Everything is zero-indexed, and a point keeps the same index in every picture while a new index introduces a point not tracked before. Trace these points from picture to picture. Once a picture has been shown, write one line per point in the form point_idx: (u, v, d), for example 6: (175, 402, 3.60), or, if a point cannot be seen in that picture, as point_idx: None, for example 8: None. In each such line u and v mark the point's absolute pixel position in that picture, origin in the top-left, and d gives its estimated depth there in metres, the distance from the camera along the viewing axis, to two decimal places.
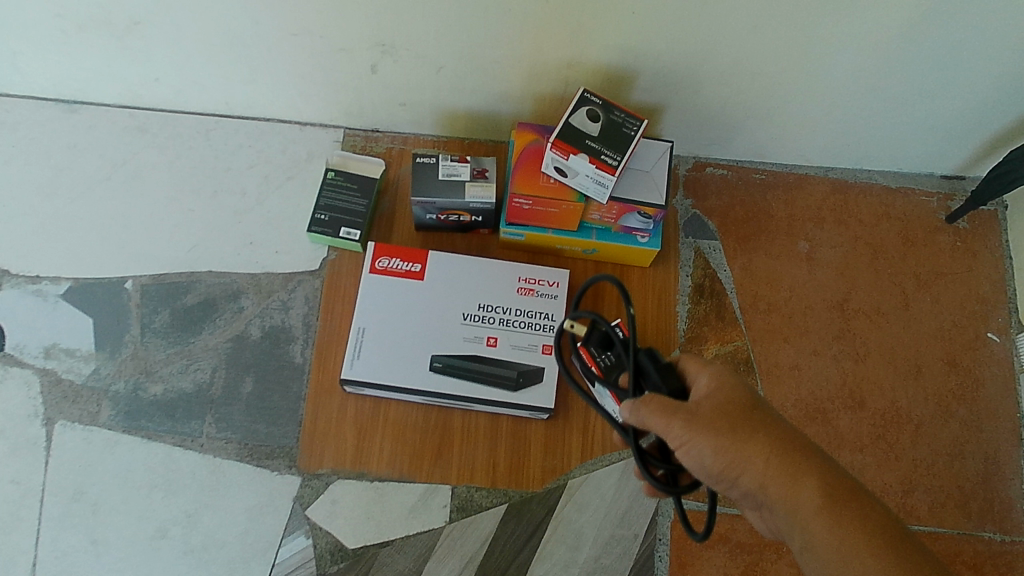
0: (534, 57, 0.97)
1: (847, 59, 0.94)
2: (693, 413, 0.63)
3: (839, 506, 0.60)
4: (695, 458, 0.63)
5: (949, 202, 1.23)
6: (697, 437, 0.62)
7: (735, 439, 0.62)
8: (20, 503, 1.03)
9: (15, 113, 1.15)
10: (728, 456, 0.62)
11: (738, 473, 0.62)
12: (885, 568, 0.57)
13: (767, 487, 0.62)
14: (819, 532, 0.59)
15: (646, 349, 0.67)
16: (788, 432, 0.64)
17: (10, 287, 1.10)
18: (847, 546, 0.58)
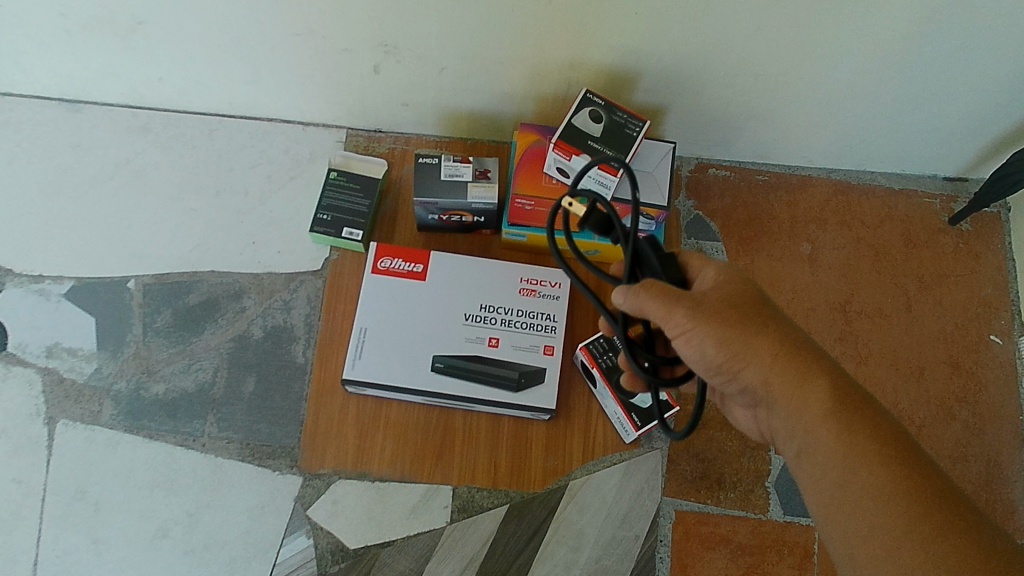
0: (536, 58, 0.97)
1: (850, 60, 0.94)
2: (699, 303, 0.67)
3: (840, 406, 0.65)
4: (695, 348, 0.67)
5: (952, 204, 1.23)
6: (702, 327, 0.66)
7: (742, 335, 0.67)
8: (22, 502, 1.04)
9: (18, 113, 1.15)
10: (730, 349, 0.67)
11: (741, 366, 0.68)
12: (876, 465, 0.62)
13: (769, 381, 0.67)
14: (819, 428, 0.65)
15: (647, 234, 0.67)
16: (795, 332, 0.69)
17: (12, 286, 1.10)
18: (843, 443, 0.64)
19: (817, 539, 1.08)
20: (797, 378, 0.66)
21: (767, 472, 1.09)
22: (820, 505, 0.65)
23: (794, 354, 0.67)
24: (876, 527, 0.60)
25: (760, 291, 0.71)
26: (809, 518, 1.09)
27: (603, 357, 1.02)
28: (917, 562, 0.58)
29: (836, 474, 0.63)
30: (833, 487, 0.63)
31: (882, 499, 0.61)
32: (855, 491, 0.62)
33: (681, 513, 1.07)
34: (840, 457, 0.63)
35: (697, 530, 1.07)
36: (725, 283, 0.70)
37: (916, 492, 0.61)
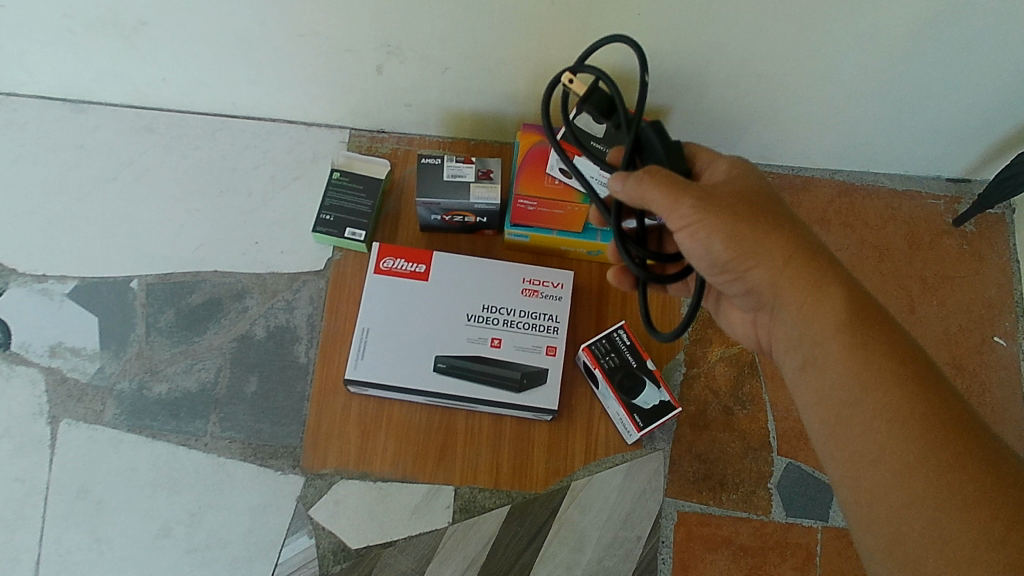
0: (539, 58, 0.97)
1: (853, 61, 0.93)
2: (706, 196, 0.65)
3: (854, 319, 0.62)
4: (700, 242, 0.65)
5: (956, 205, 1.23)
6: (707, 219, 0.64)
7: (753, 233, 0.65)
8: (25, 501, 1.04)
9: (22, 113, 1.15)
10: (737, 247, 0.65)
11: (747, 265, 0.66)
12: (895, 388, 0.59)
13: (777, 283, 0.65)
14: (830, 341, 0.62)
15: (652, 123, 0.65)
16: (810, 238, 0.66)
17: (16, 286, 1.11)
18: (858, 364, 0.61)
19: (819, 541, 1.08)
20: (809, 285, 0.64)
21: (770, 474, 1.09)
22: (824, 422, 0.63)
23: (808, 260, 0.65)
24: (885, 448, 0.58)
25: (775, 194, 0.68)
26: (811, 519, 1.08)
27: (606, 357, 1.02)
28: (926, 485, 0.55)
29: (846, 392, 0.61)
30: (841, 405, 0.61)
31: (893, 419, 0.58)
32: (865, 411, 0.59)
33: (683, 514, 1.07)
34: (850, 374, 0.61)
35: (700, 531, 1.07)
36: (738, 179, 0.67)
37: (931, 414, 0.57)
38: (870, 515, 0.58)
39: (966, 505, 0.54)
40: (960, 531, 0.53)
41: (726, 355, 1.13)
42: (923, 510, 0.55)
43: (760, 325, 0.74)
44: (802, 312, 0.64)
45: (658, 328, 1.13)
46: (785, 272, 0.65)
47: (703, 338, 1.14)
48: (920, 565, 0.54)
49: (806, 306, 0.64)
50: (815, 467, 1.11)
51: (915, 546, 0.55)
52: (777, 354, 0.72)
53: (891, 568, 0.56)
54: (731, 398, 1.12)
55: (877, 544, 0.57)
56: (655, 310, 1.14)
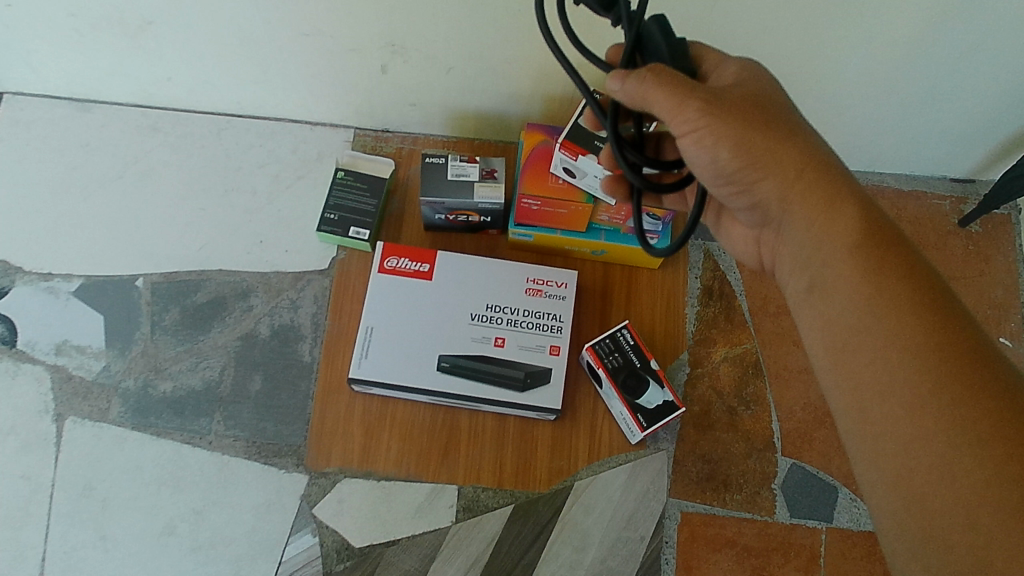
0: (544, 58, 0.97)
1: (858, 61, 0.93)
2: (714, 99, 0.58)
3: (870, 242, 0.58)
4: (706, 150, 0.60)
5: (961, 206, 1.22)
6: (715, 125, 0.58)
7: (765, 142, 0.60)
8: (30, 498, 1.04)
9: (29, 111, 1.16)
10: (746, 159, 0.60)
11: (756, 177, 0.61)
12: (907, 314, 0.55)
13: (787, 198, 0.62)
14: (842, 264, 0.59)
15: (656, 17, 0.56)
16: (825, 151, 0.61)
17: (22, 284, 1.11)
18: (869, 286, 0.57)
19: (823, 542, 1.07)
20: (822, 204, 0.60)
21: (774, 474, 1.09)
22: (830, 350, 0.59)
23: (822, 175, 0.60)
24: (896, 378, 0.54)
25: (788, 99, 0.62)
26: (815, 520, 1.08)
27: (610, 357, 1.02)
28: (939, 420, 0.52)
29: (856, 319, 0.57)
30: (850, 332, 0.58)
31: (907, 349, 0.54)
32: (877, 338, 0.56)
33: (687, 514, 1.07)
34: (863, 300, 0.57)
35: (703, 531, 1.06)
36: (750, 81, 0.61)
37: (947, 345, 0.53)
38: (874, 448, 0.55)
39: (979, 443, 0.50)
40: (971, 470, 0.50)
41: (730, 356, 1.13)
42: (932, 448, 0.51)
43: (763, 242, 0.70)
44: (814, 233, 0.61)
45: (662, 328, 1.13)
46: (796, 188, 0.61)
47: (707, 338, 1.14)
48: (925, 503, 0.51)
49: (818, 228, 0.61)
50: (819, 468, 1.10)
51: (922, 484, 0.52)
52: (779, 275, 0.68)
53: (893, 506, 0.53)
54: (735, 399, 1.11)
55: (879, 480, 0.54)
56: (659, 310, 1.14)
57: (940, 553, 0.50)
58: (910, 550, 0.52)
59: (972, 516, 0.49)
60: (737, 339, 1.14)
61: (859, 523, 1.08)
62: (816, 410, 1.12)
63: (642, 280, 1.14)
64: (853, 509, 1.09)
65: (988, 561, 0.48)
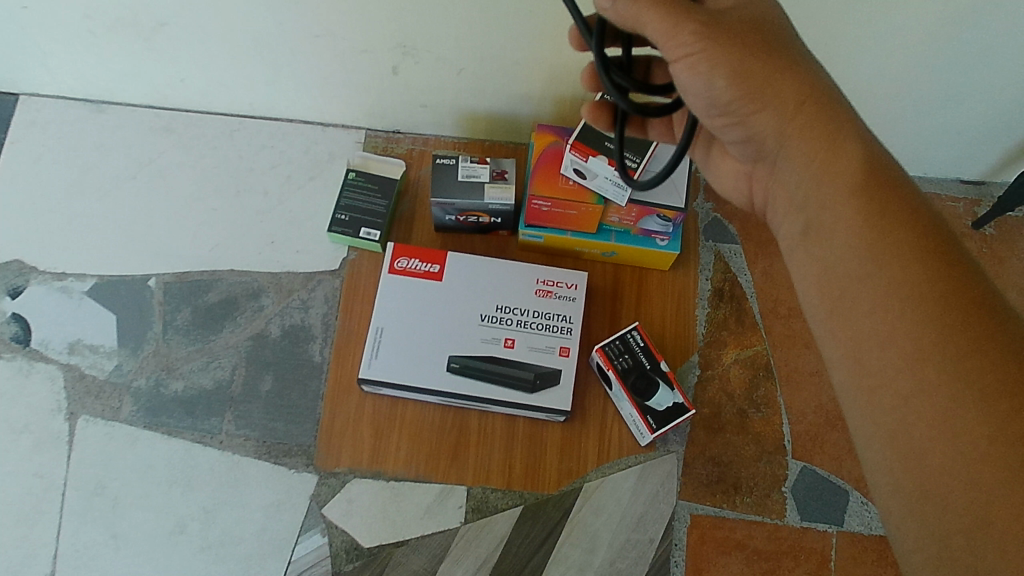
0: (555, 59, 0.97)
1: (872, 62, 0.93)
2: (711, 22, 0.57)
3: (872, 185, 0.56)
4: (701, 77, 0.58)
5: (975, 208, 1.22)
6: (712, 48, 0.57)
7: (764, 71, 0.58)
8: (42, 496, 1.05)
9: (45, 113, 1.17)
10: (741, 88, 0.58)
11: (753, 107, 0.59)
12: (909, 256, 0.53)
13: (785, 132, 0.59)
14: (842, 206, 0.56)
15: None
16: (827, 85, 0.59)
17: (36, 284, 1.12)
18: (870, 228, 0.55)
19: (834, 545, 1.07)
20: (821, 143, 0.58)
21: (784, 477, 1.09)
22: (825, 297, 0.57)
23: (823, 111, 0.58)
24: (896, 326, 0.52)
25: (789, 28, 0.60)
26: (826, 524, 1.08)
27: (619, 359, 1.02)
28: (943, 371, 0.49)
29: (855, 265, 0.55)
30: (848, 278, 0.55)
31: (909, 296, 0.52)
32: (878, 285, 0.54)
33: (697, 517, 1.06)
34: (863, 246, 0.55)
35: (713, 534, 1.06)
36: (752, 5, 0.58)
37: (951, 291, 0.51)
38: (871, 401, 0.52)
39: (984, 396, 0.48)
40: (973, 424, 0.47)
41: (741, 357, 1.13)
42: (931, 398, 0.49)
43: (756, 180, 0.67)
44: (811, 173, 0.59)
45: (672, 329, 1.13)
46: (795, 125, 0.59)
47: (717, 340, 1.13)
48: (923, 458, 0.49)
49: (816, 168, 0.58)
50: (830, 471, 1.10)
51: (920, 437, 0.49)
52: (773, 216, 0.66)
53: (890, 459, 0.51)
54: (746, 400, 1.11)
55: (874, 432, 0.52)
56: (669, 311, 1.13)
57: (939, 512, 0.47)
58: (905, 507, 0.49)
59: (975, 475, 0.46)
60: (748, 341, 1.14)
61: (870, 527, 1.08)
62: (827, 412, 1.12)
63: (653, 281, 1.14)
64: (864, 513, 1.08)
65: (989, 522, 0.45)
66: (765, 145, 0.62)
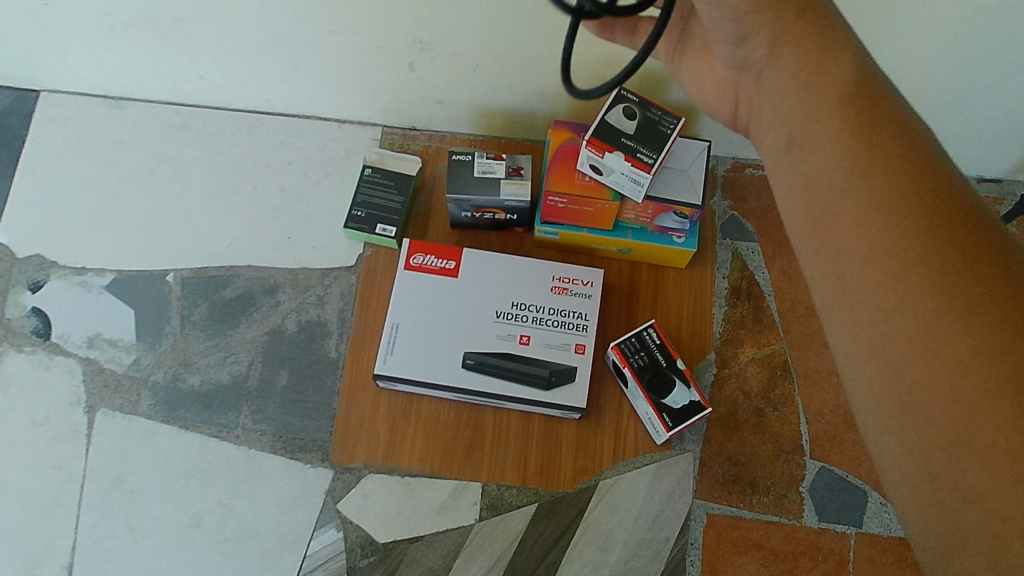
0: (572, 54, 0.96)
1: (893, 56, 0.92)
2: None
3: (859, 94, 0.49)
4: None
5: (997, 206, 1.20)
6: None
7: None
8: (62, 489, 1.06)
9: (66, 109, 1.18)
10: None
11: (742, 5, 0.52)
12: (892, 161, 0.47)
13: (773, 34, 0.53)
14: (827, 114, 0.50)
15: None
16: None
17: (57, 278, 1.13)
18: (855, 135, 0.48)
19: (852, 547, 1.06)
20: (810, 53, 0.51)
21: (801, 477, 1.08)
22: (809, 212, 0.50)
23: (810, 18, 0.52)
24: (880, 237, 0.45)
25: None
26: (844, 525, 1.06)
27: (635, 357, 1.01)
28: (929, 284, 0.42)
29: (839, 174, 0.48)
30: (831, 189, 0.49)
31: (896, 206, 0.45)
32: (862, 193, 0.47)
33: (713, 516, 1.06)
34: (849, 155, 0.48)
35: (729, 534, 1.05)
36: None
37: (939, 200, 0.44)
38: (852, 318, 0.46)
39: (972, 309, 0.41)
40: (960, 340, 0.41)
41: (758, 356, 1.12)
42: (915, 313, 0.43)
43: (738, 91, 0.60)
44: (795, 81, 0.52)
45: (688, 327, 1.12)
46: (786, 32, 0.52)
47: (734, 338, 1.12)
48: (906, 377, 0.42)
49: (803, 73, 0.52)
50: (849, 471, 1.08)
51: (904, 354, 0.43)
52: (754, 138, 0.59)
53: (870, 380, 0.44)
54: (763, 400, 1.10)
55: (856, 359, 0.45)
56: (686, 308, 1.12)
57: (921, 430, 0.41)
58: (886, 428, 0.43)
59: (962, 398, 0.40)
60: (766, 340, 1.13)
61: (889, 529, 1.06)
62: (846, 412, 1.10)
63: (669, 279, 1.13)
64: (883, 514, 1.07)
65: (975, 440, 0.39)
66: (751, 55, 0.55)
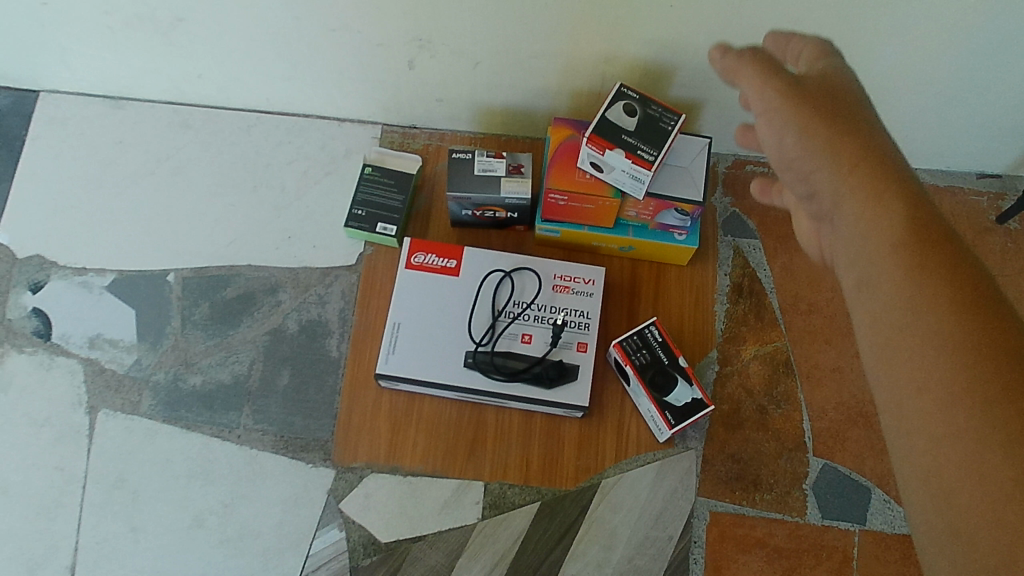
0: (572, 51, 0.96)
1: (894, 51, 0.92)
2: (795, 85, 0.55)
3: (919, 228, 0.46)
4: (777, 133, 0.55)
5: (999, 202, 1.20)
6: (784, 107, 0.55)
7: (827, 131, 0.52)
8: (64, 489, 1.06)
9: (65, 109, 1.18)
10: (807, 141, 0.53)
11: (810, 164, 0.53)
12: (943, 295, 0.43)
13: (837, 180, 0.51)
14: (882, 249, 0.47)
15: None
16: (884, 142, 0.51)
17: (57, 279, 1.13)
18: (910, 272, 0.45)
19: (856, 544, 1.05)
20: (866, 188, 0.49)
21: (805, 475, 1.07)
22: (870, 343, 0.46)
23: (874, 162, 0.50)
24: (933, 373, 0.42)
25: (866, 101, 0.54)
26: (847, 522, 1.06)
27: (637, 355, 1.01)
28: (978, 425, 0.40)
29: (892, 309, 0.45)
30: (886, 323, 0.45)
31: (948, 341, 0.42)
32: (914, 330, 0.43)
33: (716, 514, 1.05)
34: (904, 291, 0.44)
35: (733, 531, 1.05)
36: (824, 81, 0.55)
37: (993, 337, 0.41)
38: (912, 454, 0.42)
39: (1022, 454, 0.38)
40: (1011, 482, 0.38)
41: (760, 353, 1.11)
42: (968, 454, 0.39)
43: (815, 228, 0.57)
44: (853, 215, 0.49)
45: (690, 325, 1.12)
46: (844, 175, 0.50)
47: (736, 335, 1.12)
48: (961, 511, 0.39)
49: (861, 207, 0.49)
50: (852, 469, 1.08)
51: (960, 494, 0.39)
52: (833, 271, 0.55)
53: (932, 519, 0.41)
54: (766, 397, 1.10)
55: (934, 538, 0.40)
56: (688, 306, 1.12)
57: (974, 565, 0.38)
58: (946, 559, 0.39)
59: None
60: (768, 337, 1.12)
61: (893, 526, 1.06)
62: (849, 409, 1.10)
63: (671, 276, 1.13)
64: (887, 511, 1.07)
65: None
66: (817, 199, 0.53)
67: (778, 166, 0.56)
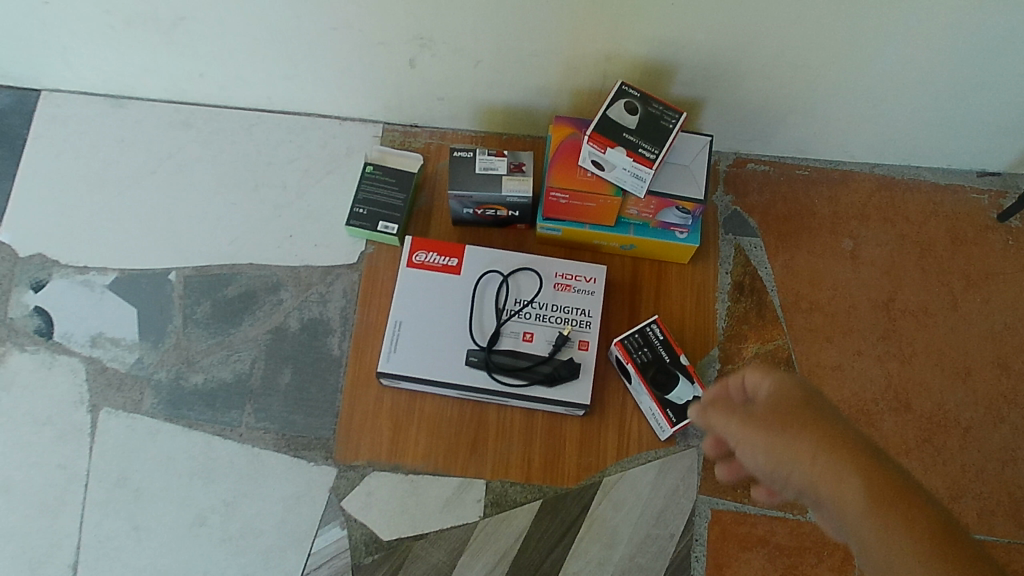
0: (573, 49, 0.96)
1: (895, 48, 0.92)
2: (750, 412, 0.71)
3: (884, 489, 0.60)
4: (756, 454, 0.69)
5: (1001, 200, 1.19)
6: (748, 434, 0.68)
7: (795, 441, 0.66)
8: (66, 487, 1.06)
9: (67, 108, 1.18)
10: (772, 453, 0.67)
11: (787, 472, 0.66)
12: (913, 547, 0.56)
13: (814, 483, 0.64)
14: (858, 503, 0.60)
15: None
16: (841, 429, 0.66)
17: (59, 277, 1.13)
18: (877, 519, 0.59)
19: None
20: (833, 483, 0.62)
21: None
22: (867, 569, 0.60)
23: (845, 455, 0.63)
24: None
25: (826, 406, 0.69)
26: None
27: (639, 352, 1.01)
28: None
29: (881, 553, 0.58)
30: (876, 560, 0.58)
31: (914, 557, 0.56)
32: (895, 563, 0.57)
33: (718, 512, 1.05)
34: (878, 534, 0.58)
35: (734, 529, 1.05)
36: (784, 395, 0.70)
37: (946, 559, 0.55)
38: None
39: None
40: None
41: (761, 352, 1.11)
42: None
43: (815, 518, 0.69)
44: (832, 491, 0.62)
45: (692, 323, 1.12)
46: (814, 470, 0.64)
47: (738, 333, 1.12)
48: None
49: (835, 501, 0.62)
50: None
51: None
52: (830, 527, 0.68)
53: None
54: None
55: None
56: (689, 305, 1.12)
57: None
58: None
59: None
60: (769, 335, 1.12)
61: None
62: (850, 407, 1.10)
63: (672, 275, 1.13)
64: None
65: None
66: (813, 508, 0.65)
67: (760, 476, 0.69)
